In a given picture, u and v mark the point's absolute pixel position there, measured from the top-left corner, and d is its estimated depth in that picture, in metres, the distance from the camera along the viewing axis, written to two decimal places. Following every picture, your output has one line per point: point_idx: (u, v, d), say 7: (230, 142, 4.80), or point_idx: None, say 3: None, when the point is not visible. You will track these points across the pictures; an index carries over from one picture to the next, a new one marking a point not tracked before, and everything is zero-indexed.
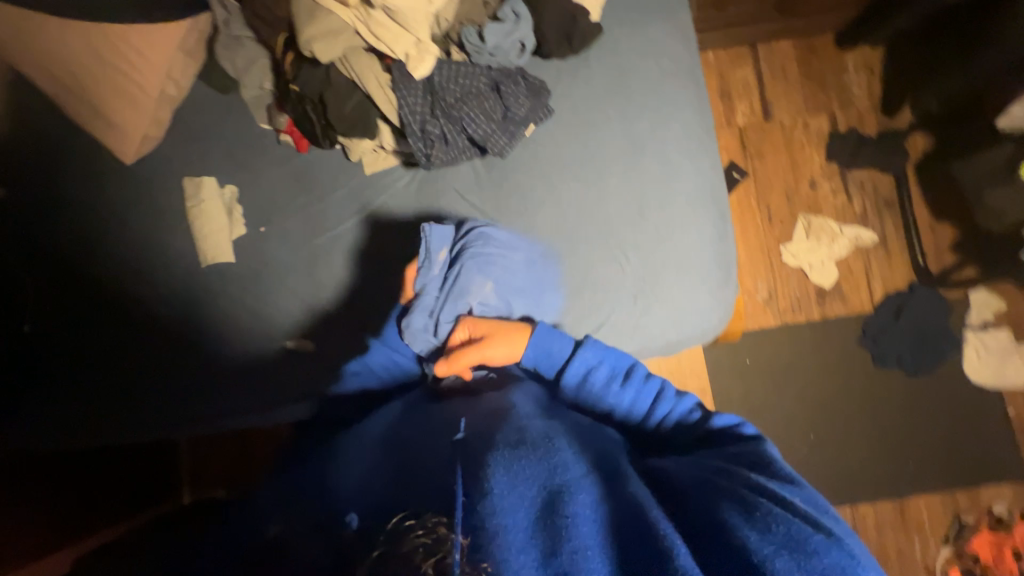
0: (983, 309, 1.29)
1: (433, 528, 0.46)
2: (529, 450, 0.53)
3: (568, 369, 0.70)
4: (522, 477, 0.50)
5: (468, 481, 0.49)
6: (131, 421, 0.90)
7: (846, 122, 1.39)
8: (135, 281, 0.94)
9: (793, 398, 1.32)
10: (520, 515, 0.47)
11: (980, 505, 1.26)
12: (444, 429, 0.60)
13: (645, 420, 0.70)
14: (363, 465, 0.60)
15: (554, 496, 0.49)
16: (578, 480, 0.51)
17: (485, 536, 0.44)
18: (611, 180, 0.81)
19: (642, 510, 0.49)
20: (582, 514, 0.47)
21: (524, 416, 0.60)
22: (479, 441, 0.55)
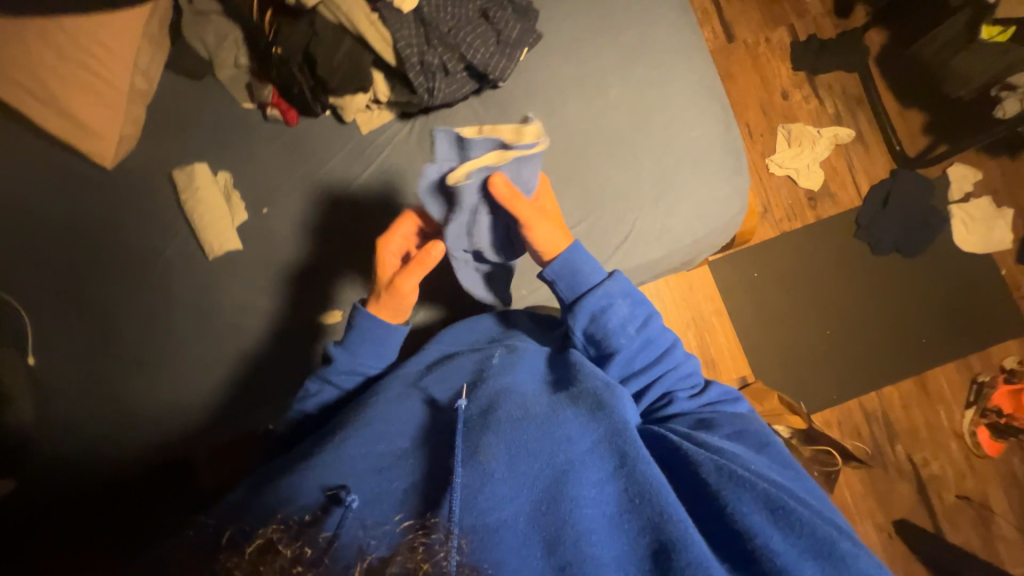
0: (962, 182, 1.37)
1: (433, 527, 0.39)
2: (534, 432, 0.51)
3: (591, 297, 0.67)
4: (523, 458, 0.49)
5: (469, 465, 0.46)
6: (170, 422, 0.88)
7: (804, 30, 1.43)
8: (143, 287, 0.91)
9: (804, 301, 1.37)
10: (518, 504, 0.45)
11: (992, 364, 1.33)
12: (444, 411, 0.58)
13: (644, 371, 0.67)
14: (362, 444, 0.54)
15: (558, 479, 0.47)
16: (583, 459, 0.50)
17: (485, 528, 0.42)
18: (611, 91, 0.82)
19: (647, 487, 0.47)
20: (586, 499, 0.46)
21: (525, 395, 0.58)
22: (482, 418, 0.53)
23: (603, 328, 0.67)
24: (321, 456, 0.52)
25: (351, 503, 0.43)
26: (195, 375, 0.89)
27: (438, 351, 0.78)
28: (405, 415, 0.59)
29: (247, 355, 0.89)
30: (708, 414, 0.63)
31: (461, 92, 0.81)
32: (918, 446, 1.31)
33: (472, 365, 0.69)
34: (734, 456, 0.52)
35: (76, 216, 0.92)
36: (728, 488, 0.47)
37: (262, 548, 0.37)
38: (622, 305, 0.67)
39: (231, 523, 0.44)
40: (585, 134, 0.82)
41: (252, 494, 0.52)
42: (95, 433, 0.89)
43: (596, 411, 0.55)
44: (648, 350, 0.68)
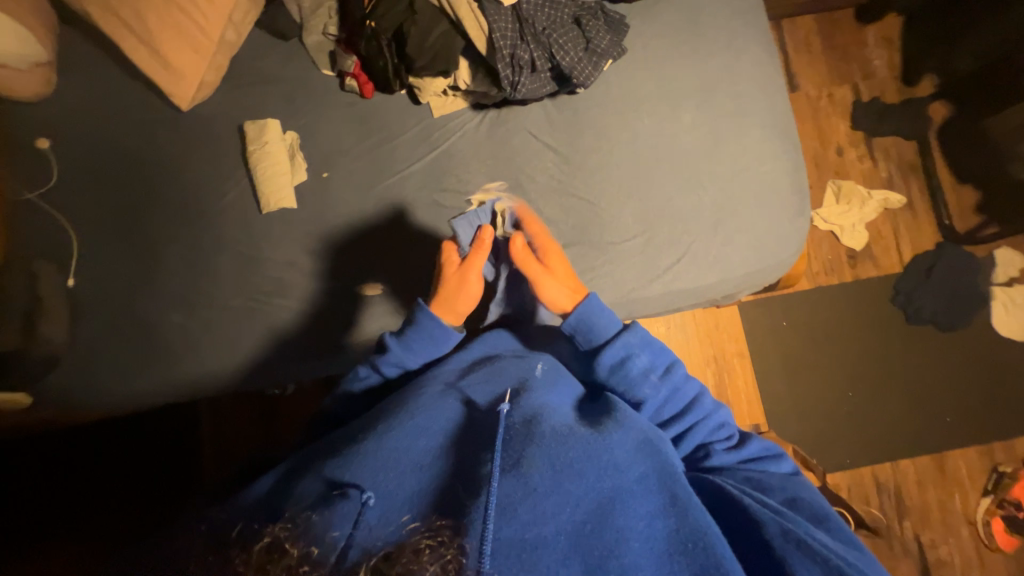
0: (1009, 266, 1.35)
1: (437, 531, 0.39)
2: (580, 450, 0.50)
3: (607, 351, 0.67)
4: (569, 476, 0.47)
5: (511, 474, 0.46)
6: (195, 370, 0.89)
7: (868, 91, 1.44)
8: (191, 230, 0.92)
9: (831, 359, 1.34)
10: (562, 521, 0.44)
11: (1016, 455, 1.29)
12: (482, 416, 0.58)
13: (674, 421, 0.67)
14: (400, 437, 0.53)
15: (603, 505, 0.46)
16: (629, 489, 0.48)
17: (525, 543, 0.41)
18: (686, 113, 0.83)
19: (698, 534, 0.45)
20: (631, 529, 0.45)
21: (561, 413, 0.58)
22: (524, 428, 0.52)
23: (623, 378, 0.67)
24: (364, 444, 0.52)
25: (367, 499, 0.44)
26: (226, 326, 0.89)
27: (480, 351, 0.76)
28: (443, 413, 0.58)
29: (280, 314, 0.89)
30: (760, 476, 0.61)
31: (541, 90, 0.82)
32: (927, 527, 1.27)
33: (518, 374, 0.67)
34: (796, 520, 0.51)
35: (142, 151, 0.95)
36: (794, 554, 0.45)
37: (267, 547, 0.37)
38: (640, 356, 0.67)
39: (250, 515, 0.44)
40: (654, 152, 0.82)
41: (276, 486, 0.51)
42: (120, 365, 0.89)
43: (644, 446, 0.54)
44: (674, 400, 0.67)
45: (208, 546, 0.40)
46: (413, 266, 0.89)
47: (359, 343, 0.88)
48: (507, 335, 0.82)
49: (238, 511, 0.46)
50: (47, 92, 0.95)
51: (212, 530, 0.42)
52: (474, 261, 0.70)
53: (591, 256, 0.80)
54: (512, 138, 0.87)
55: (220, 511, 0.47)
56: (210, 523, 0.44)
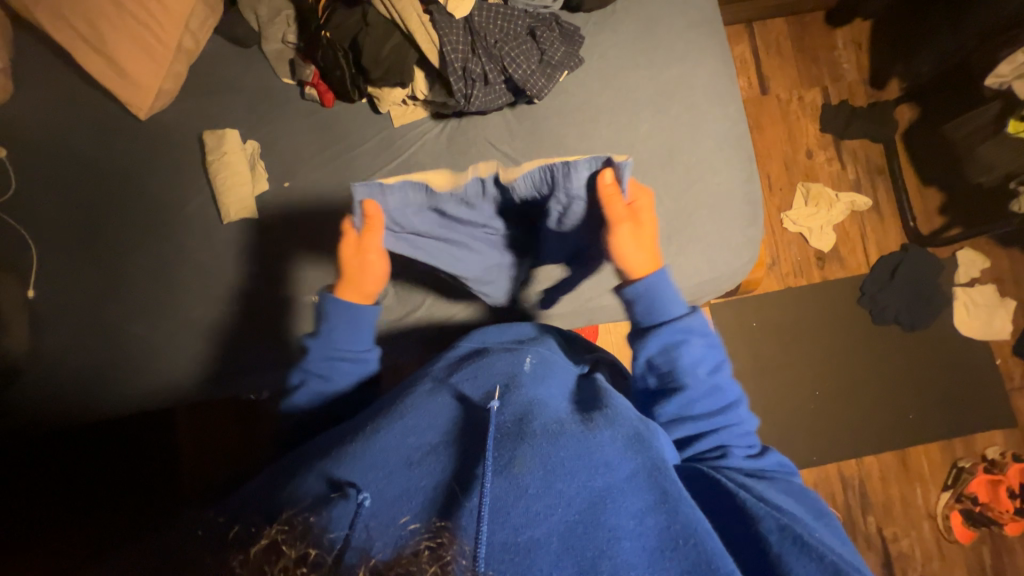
0: (970, 267, 1.38)
1: (437, 532, 0.38)
2: (571, 449, 0.48)
3: (665, 330, 0.64)
4: (560, 476, 0.46)
5: (501, 475, 0.45)
6: (158, 380, 0.89)
7: (837, 94, 1.46)
8: (151, 241, 0.92)
9: (800, 359, 1.36)
10: (552, 522, 0.42)
11: (975, 451, 1.33)
12: (477, 409, 0.55)
13: (702, 419, 0.63)
14: (391, 438, 0.52)
15: (594, 504, 0.44)
16: (620, 486, 0.47)
17: (517, 547, 0.40)
18: (642, 124, 0.86)
19: (689, 530, 0.43)
20: (623, 529, 0.43)
21: (555, 407, 0.56)
22: (515, 428, 0.51)
23: (673, 360, 0.64)
24: (355, 446, 0.51)
25: (363, 500, 0.43)
26: (192, 336, 0.90)
27: (471, 346, 0.73)
28: (438, 412, 0.56)
29: (244, 324, 0.89)
30: (765, 483, 0.56)
31: (497, 101, 0.84)
32: (890, 521, 1.30)
33: (506, 365, 0.64)
34: (793, 514, 0.49)
35: (100, 160, 0.94)
36: (792, 552, 0.43)
37: (266, 547, 0.36)
38: (695, 344, 0.64)
39: (248, 517, 0.43)
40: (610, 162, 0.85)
41: (268, 485, 0.49)
42: (84, 376, 0.89)
43: (634, 439, 0.52)
44: (714, 397, 0.64)
45: (212, 547, 0.40)
46: None
47: None
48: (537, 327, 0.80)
49: (238, 514, 0.44)
50: (2, 100, 0.93)
51: (221, 533, 0.42)
52: (371, 241, 0.66)
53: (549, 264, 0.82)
54: (472, 148, 0.88)
55: (218, 514, 0.46)
56: (214, 528, 0.43)
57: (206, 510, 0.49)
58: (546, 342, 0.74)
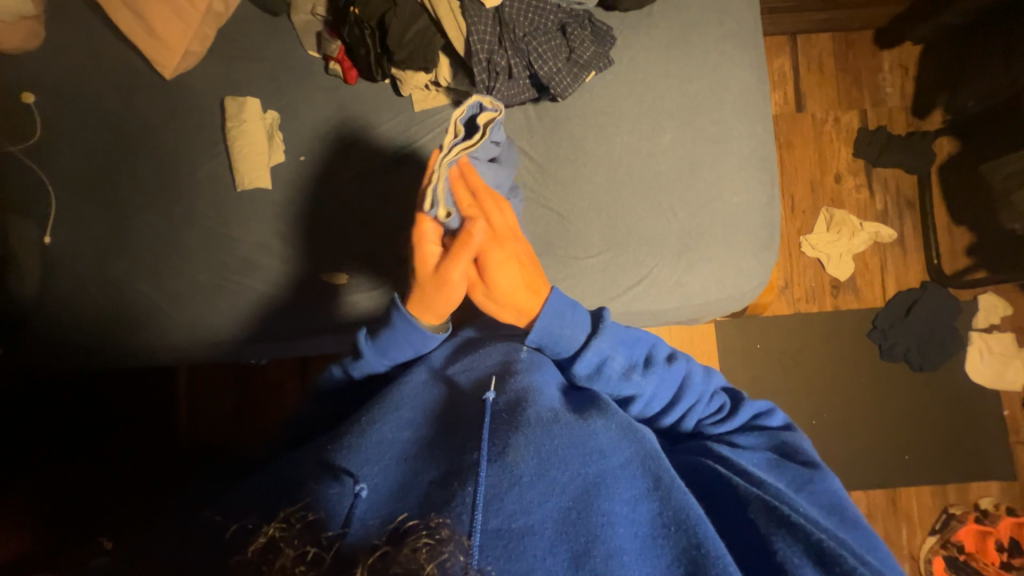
0: (990, 312, 1.34)
1: (435, 528, 0.37)
2: (566, 436, 0.48)
3: (582, 362, 0.63)
4: (555, 465, 0.45)
5: (496, 463, 0.44)
6: (160, 339, 0.91)
7: (875, 119, 1.40)
8: (166, 201, 0.93)
9: (800, 386, 1.34)
10: (547, 510, 0.42)
11: (969, 499, 1.31)
12: (468, 400, 0.56)
13: (669, 409, 0.65)
14: (387, 428, 0.52)
15: (588, 491, 0.44)
16: (614, 475, 0.46)
17: (510, 535, 0.39)
18: (665, 135, 0.85)
19: (681, 517, 0.44)
20: (617, 514, 0.43)
21: (548, 394, 0.55)
22: (510, 416, 0.50)
23: (604, 387, 0.64)
24: (351, 437, 0.51)
25: (360, 491, 0.43)
26: (197, 299, 0.91)
27: (465, 336, 0.73)
28: (426, 399, 0.58)
29: (247, 293, 0.90)
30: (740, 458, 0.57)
31: (519, 97, 0.83)
32: None
33: (500, 355, 0.63)
34: (782, 494, 0.50)
35: (122, 115, 0.94)
36: (778, 533, 0.45)
37: (262, 548, 0.34)
38: (614, 360, 0.63)
39: (245, 513, 0.42)
40: (628, 170, 0.84)
41: (273, 472, 0.49)
42: (90, 326, 0.91)
43: (627, 427, 0.52)
44: (663, 389, 0.65)
45: (210, 546, 0.39)
46: (379, 260, 0.89)
47: (319, 329, 0.89)
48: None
49: (246, 504, 0.44)
50: (34, 45, 0.94)
51: (236, 522, 0.41)
52: (455, 262, 0.60)
53: (553, 267, 0.82)
54: None
55: (216, 509, 0.45)
56: (227, 518, 0.42)
57: (209, 503, 0.48)
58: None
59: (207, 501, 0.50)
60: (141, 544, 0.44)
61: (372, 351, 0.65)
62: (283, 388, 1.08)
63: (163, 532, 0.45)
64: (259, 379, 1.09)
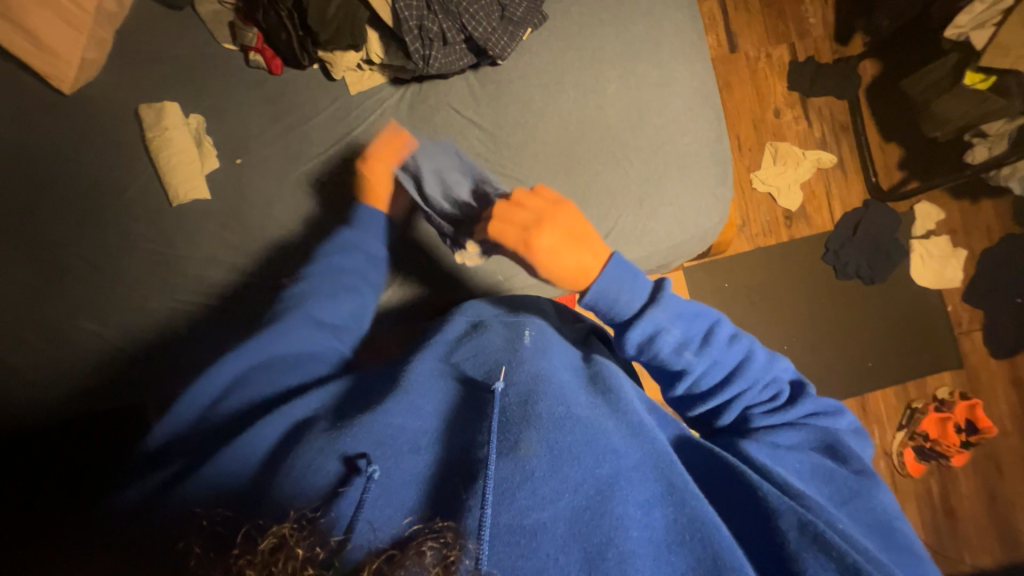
0: (926, 219, 1.44)
1: (442, 532, 0.34)
2: (579, 436, 0.45)
3: (632, 331, 0.62)
4: (567, 460, 0.43)
5: (508, 458, 0.42)
6: (113, 376, 0.84)
7: (803, 51, 1.45)
8: (93, 229, 0.85)
9: (768, 315, 1.41)
10: (561, 505, 0.40)
11: (928, 392, 1.42)
12: (478, 391, 0.52)
13: (716, 395, 0.63)
14: (396, 413, 0.48)
15: (601, 490, 0.42)
16: (628, 476, 0.44)
17: (522, 531, 0.37)
18: (610, 85, 0.84)
19: (697, 521, 0.42)
20: (630, 515, 0.40)
21: (565, 386, 0.52)
22: (523, 410, 0.47)
23: (655, 355, 0.63)
24: (362, 419, 0.47)
25: (373, 473, 0.40)
26: (149, 327, 0.85)
27: (466, 320, 0.67)
28: (438, 394, 0.53)
29: (202, 311, 0.85)
30: (774, 459, 0.54)
31: (457, 64, 0.82)
32: None
33: (504, 340, 0.60)
34: (822, 508, 0.47)
35: (21, 142, 0.85)
36: (808, 549, 0.42)
37: (273, 547, 0.32)
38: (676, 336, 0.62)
39: (256, 513, 0.38)
40: (578, 127, 0.84)
41: (276, 461, 0.45)
42: (32, 375, 0.84)
43: (644, 428, 0.50)
44: (716, 371, 0.63)
45: (211, 546, 0.35)
46: None
47: None
48: (545, 298, 0.77)
49: (255, 500, 0.40)
50: None
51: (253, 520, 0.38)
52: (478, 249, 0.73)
53: None
54: (435, 114, 0.85)
55: (201, 506, 0.42)
56: (242, 512, 0.39)
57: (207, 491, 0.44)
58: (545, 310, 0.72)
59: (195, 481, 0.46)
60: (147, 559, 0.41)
61: (328, 249, 0.75)
62: None
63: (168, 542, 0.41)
64: None
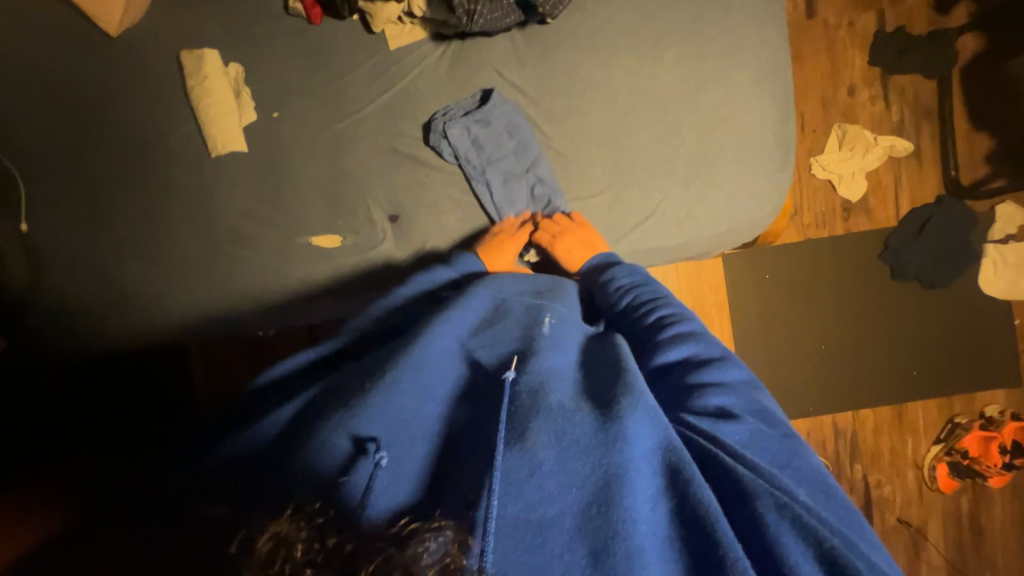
0: (1007, 222, 1.30)
1: (440, 529, 0.33)
2: (591, 427, 0.42)
3: (588, 270, 0.74)
4: (575, 453, 0.40)
5: (515, 448, 0.39)
6: (154, 318, 0.89)
7: (893, 20, 1.28)
8: (136, 174, 0.87)
9: (808, 312, 1.33)
10: (567, 501, 0.37)
11: (975, 408, 1.33)
12: (486, 377, 0.50)
13: (656, 356, 0.57)
14: (403, 395, 0.45)
15: (608, 483, 0.38)
16: (639, 468, 0.40)
17: (529, 525, 0.36)
18: (668, 52, 0.78)
19: (706, 515, 0.38)
20: (639, 510, 0.37)
21: (576, 371, 0.49)
22: (532, 396, 0.44)
23: (601, 296, 0.70)
24: (372, 397, 0.43)
25: (380, 460, 0.40)
26: (186, 274, 0.88)
27: (488, 300, 0.63)
28: (446, 369, 0.50)
29: (236, 263, 0.87)
30: (722, 432, 0.47)
31: (503, 23, 0.77)
32: (876, 469, 1.33)
33: (522, 327, 0.57)
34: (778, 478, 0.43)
35: (70, 82, 0.86)
36: (788, 532, 0.37)
37: (273, 542, 0.30)
38: (628, 325, 0.64)
39: (258, 491, 0.38)
40: (628, 97, 0.79)
41: (289, 429, 0.43)
42: (81, 310, 0.89)
43: (658, 412, 0.44)
44: (656, 330, 0.59)
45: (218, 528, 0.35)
46: (370, 216, 0.85)
47: (315, 294, 0.87)
48: (569, 280, 0.71)
49: (257, 479, 0.39)
50: None
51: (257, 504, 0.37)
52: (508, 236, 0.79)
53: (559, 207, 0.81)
54: (476, 75, 0.82)
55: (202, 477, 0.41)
56: (241, 495, 0.38)
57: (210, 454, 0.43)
58: (558, 287, 0.67)
59: (199, 446, 0.45)
60: (128, 517, 0.40)
61: (421, 278, 0.68)
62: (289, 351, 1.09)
63: (154, 503, 0.40)
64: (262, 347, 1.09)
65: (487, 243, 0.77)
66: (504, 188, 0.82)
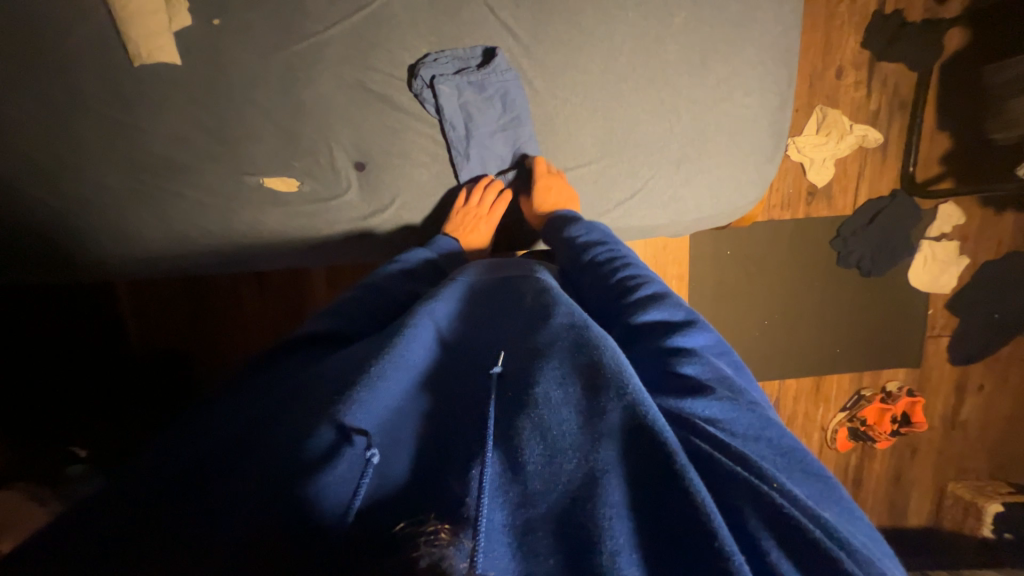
0: (945, 221, 1.40)
1: (435, 532, 0.29)
2: (577, 417, 0.37)
3: (569, 224, 0.70)
4: (561, 448, 0.35)
5: (502, 446, 0.36)
6: (68, 253, 0.77)
7: (893, 2, 1.25)
8: (31, 75, 0.70)
9: (758, 289, 1.40)
10: (552, 498, 0.33)
11: (878, 383, 1.51)
12: (467, 362, 0.46)
13: (633, 326, 0.51)
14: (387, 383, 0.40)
15: (590, 477, 0.33)
16: (616, 455, 0.34)
17: (520, 535, 0.32)
18: (678, 13, 0.72)
19: (687, 497, 0.31)
20: (620, 505, 0.32)
21: (554, 351, 0.44)
22: (520, 390, 0.40)
23: (580, 254, 0.66)
24: (360, 393, 0.37)
25: (372, 457, 0.34)
26: (106, 206, 0.75)
27: (465, 284, 0.60)
28: (419, 349, 0.45)
29: (169, 198, 0.76)
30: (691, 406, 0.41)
31: None
32: None
33: (512, 308, 0.54)
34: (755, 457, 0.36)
35: None
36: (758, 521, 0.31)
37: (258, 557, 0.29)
38: (589, 278, 0.62)
39: (219, 496, 0.32)
40: (629, 61, 0.74)
41: (262, 425, 0.37)
42: None
43: (633, 386, 0.38)
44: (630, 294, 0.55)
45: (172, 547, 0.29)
46: (331, 160, 0.76)
47: (266, 242, 0.79)
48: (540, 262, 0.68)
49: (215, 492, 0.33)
50: None
51: (221, 522, 0.31)
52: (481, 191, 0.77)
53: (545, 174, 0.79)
54: (466, 9, 0.71)
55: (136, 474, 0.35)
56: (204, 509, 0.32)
57: (154, 456, 0.36)
58: (546, 273, 0.62)
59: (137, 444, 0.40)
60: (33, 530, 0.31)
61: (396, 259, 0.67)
62: (237, 294, 1.03)
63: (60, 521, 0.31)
64: (205, 289, 1.03)
65: (456, 220, 0.77)
66: (480, 161, 0.79)
